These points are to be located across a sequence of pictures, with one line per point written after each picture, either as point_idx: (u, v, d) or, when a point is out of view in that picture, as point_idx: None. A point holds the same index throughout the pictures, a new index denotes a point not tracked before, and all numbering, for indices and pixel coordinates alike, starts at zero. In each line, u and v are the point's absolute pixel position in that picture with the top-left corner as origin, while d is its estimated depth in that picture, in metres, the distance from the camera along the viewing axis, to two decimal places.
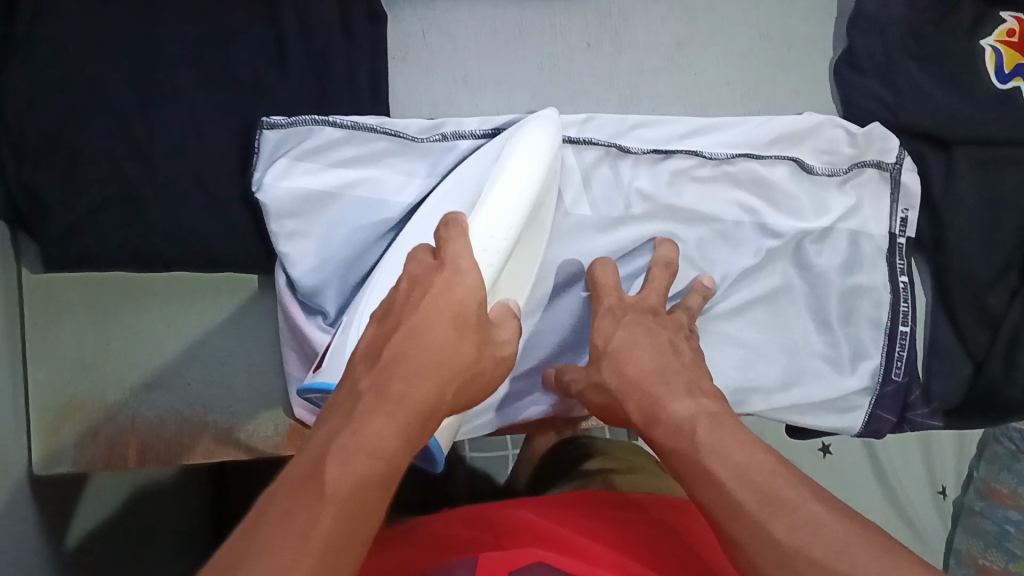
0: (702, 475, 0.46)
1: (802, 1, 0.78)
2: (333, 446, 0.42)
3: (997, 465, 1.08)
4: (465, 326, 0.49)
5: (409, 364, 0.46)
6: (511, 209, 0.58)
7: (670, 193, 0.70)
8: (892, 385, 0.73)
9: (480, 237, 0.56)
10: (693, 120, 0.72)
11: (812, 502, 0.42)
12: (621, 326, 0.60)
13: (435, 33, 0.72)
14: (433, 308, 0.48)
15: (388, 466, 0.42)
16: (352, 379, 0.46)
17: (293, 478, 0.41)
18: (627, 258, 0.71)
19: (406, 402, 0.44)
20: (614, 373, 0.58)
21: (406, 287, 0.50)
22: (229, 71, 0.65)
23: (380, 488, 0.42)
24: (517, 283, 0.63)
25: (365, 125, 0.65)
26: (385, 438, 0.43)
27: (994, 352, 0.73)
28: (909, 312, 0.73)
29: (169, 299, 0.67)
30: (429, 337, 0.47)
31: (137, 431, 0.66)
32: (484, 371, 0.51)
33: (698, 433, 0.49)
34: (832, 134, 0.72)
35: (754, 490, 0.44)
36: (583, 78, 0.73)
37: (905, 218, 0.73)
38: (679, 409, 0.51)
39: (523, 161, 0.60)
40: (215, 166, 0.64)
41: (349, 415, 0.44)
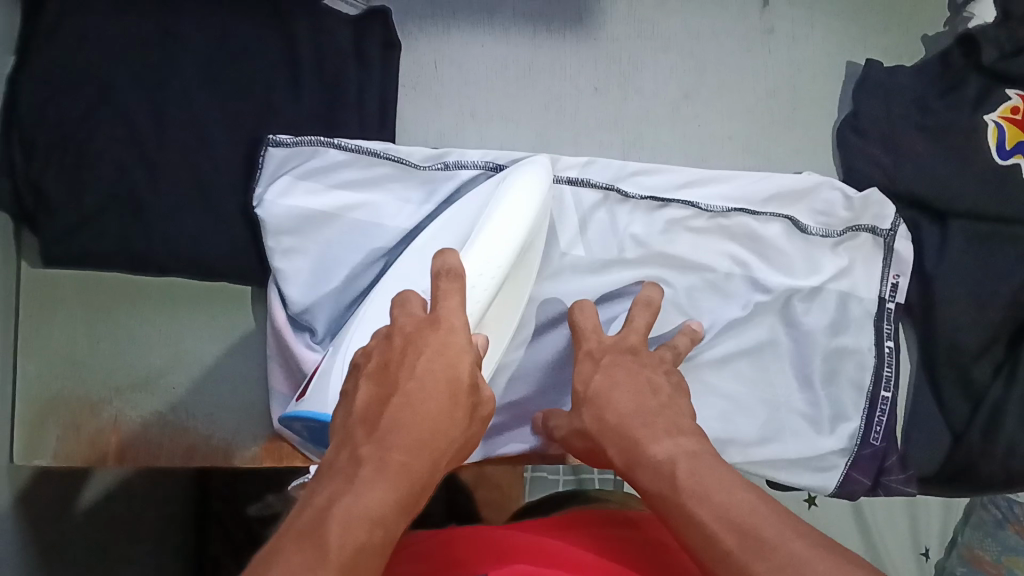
0: (680, 515, 0.45)
1: (812, 62, 0.79)
2: (334, 510, 0.41)
3: (981, 532, 1.08)
4: (461, 385, 0.49)
5: (406, 432, 0.46)
6: (503, 250, 0.60)
7: (663, 241, 0.71)
8: (870, 448, 0.73)
9: (471, 271, 0.59)
10: (691, 171, 0.73)
11: (794, 541, 0.40)
12: (600, 369, 0.60)
13: (448, 66, 0.73)
14: (430, 374, 0.48)
15: (386, 537, 0.42)
16: (350, 446, 0.46)
17: (292, 538, 0.40)
18: (612, 301, 0.71)
19: (403, 474, 0.44)
20: (595, 419, 0.57)
21: (399, 343, 0.51)
22: (241, 87, 0.67)
23: (378, 552, 0.41)
24: (501, 327, 0.63)
25: (370, 149, 0.66)
26: (385, 507, 0.42)
27: (974, 424, 0.73)
28: (891, 378, 0.74)
29: (166, 305, 0.69)
30: (425, 404, 0.47)
31: (120, 430, 0.67)
32: (469, 433, 0.52)
33: (680, 476, 0.47)
34: (829, 195, 0.74)
35: (738, 531, 0.42)
36: (588, 121, 0.75)
37: (895, 284, 0.74)
38: (655, 454, 0.50)
39: (517, 207, 0.62)
40: (219, 178, 0.65)
41: (350, 481, 0.43)
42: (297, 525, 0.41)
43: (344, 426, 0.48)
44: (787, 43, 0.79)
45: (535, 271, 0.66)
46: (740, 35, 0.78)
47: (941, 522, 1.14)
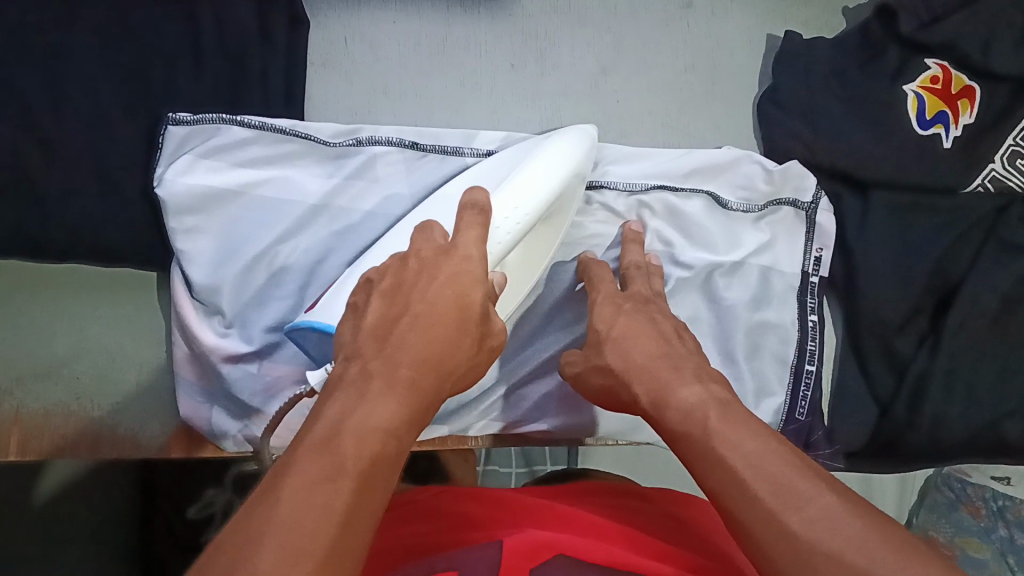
0: (710, 461, 0.45)
1: (732, 36, 0.78)
2: (349, 420, 0.40)
3: (935, 514, 1.08)
4: (473, 308, 0.50)
5: (416, 350, 0.46)
6: (535, 189, 0.60)
7: (585, 222, 0.71)
8: (795, 423, 0.73)
9: (501, 208, 0.59)
10: (614, 148, 0.72)
11: (827, 494, 0.40)
12: (622, 314, 0.60)
13: (359, 42, 0.72)
14: (442, 299, 0.49)
15: (399, 449, 0.42)
16: (360, 359, 0.45)
17: (310, 443, 0.39)
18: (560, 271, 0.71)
19: (414, 393, 0.44)
20: (619, 357, 0.57)
21: (415, 266, 0.51)
22: (141, 65, 0.65)
23: (392, 466, 0.41)
24: (524, 274, 0.65)
25: (274, 125, 0.65)
26: (400, 418, 0.42)
27: (899, 395, 0.73)
28: (816, 352, 0.73)
29: (68, 290, 0.66)
30: (434, 329, 0.47)
31: (22, 420, 0.65)
32: (480, 362, 0.52)
33: (711, 419, 0.47)
34: (749, 169, 0.73)
35: (772, 483, 0.42)
36: (504, 97, 0.74)
37: (819, 257, 0.73)
38: (689, 396, 0.50)
39: (553, 154, 0.63)
40: (119, 159, 0.64)
41: (363, 391, 0.43)
42: (313, 432, 0.40)
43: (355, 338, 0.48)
44: (707, 17, 0.78)
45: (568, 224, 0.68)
46: (659, 8, 0.77)
47: (896, 504, 1.12)
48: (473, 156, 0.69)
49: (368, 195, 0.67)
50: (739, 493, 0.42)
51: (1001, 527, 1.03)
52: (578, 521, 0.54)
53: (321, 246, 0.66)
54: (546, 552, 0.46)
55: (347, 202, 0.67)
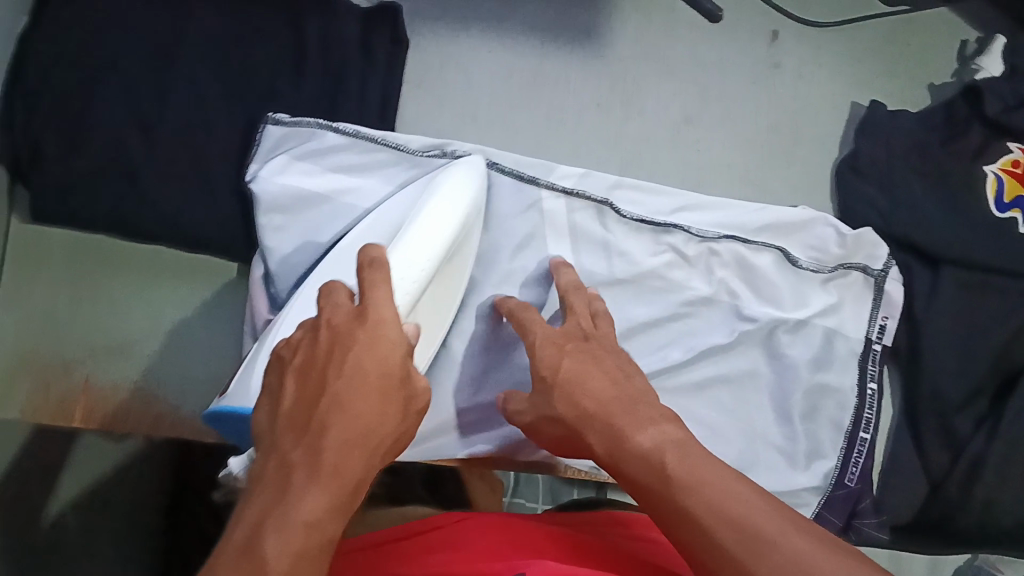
0: (672, 510, 0.43)
1: (817, 100, 0.80)
2: (269, 522, 0.37)
3: None
4: (394, 375, 0.44)
5: (344, 428, 0.41)
6: (430, 242, 0.58)
7: (655, 262, 0.72)
8: (844, 489, 0.72)
9: (399, 263, 0.55)
10: (689, 195, 0.73)
11: (797, 542, 0.39)
12: (566, 355, 0.57)
13: (453, 69, 0.74)
14: (359, 370, 0.43)
15: (327, 544, 0.38)
16: (278, 449, 0.41)
17: (228, 557, 0.36)
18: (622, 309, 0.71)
19: (340, 476, 0.40)
20: (568, 403, 0.54)
21: (325, 338, 0.44)
22: (247, 67, 0.67)
23: (319, 561, 0.37)
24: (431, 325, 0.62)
25: (367, 135, 0.67)
26: (324, 512, 0.38)
27: (953, 474, 0.72)
28: (871, 420, 0.73)
29: (153, 273, 0.69)
30: (353, 398, 0.42)
31: (89, 391, 0.67)
32: (399, 430, 0.45)
33: (666, 462, 0.45)
34: (823, 232, 0.73)
35: (734, 527, 0.40)
36: (587, 135, 0.75)
37: (883, 326, 0.74)
38: (644, 441, 0.47)
39: (443, 202, 0.60)
40: (216, 153, 0.66)
41: (286, 485, 0.38)
42: (232, 538, 0.37)
43: (272, 416, 0.43)
44: (793, 79, 0.79)
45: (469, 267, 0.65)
46: (747, 67, 0.79)
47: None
48: (549, 189, 0.70)
49: None
50: (709, 545, 0.41)
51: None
52: (606, 559, 0.50)
53: None
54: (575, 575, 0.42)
55: None
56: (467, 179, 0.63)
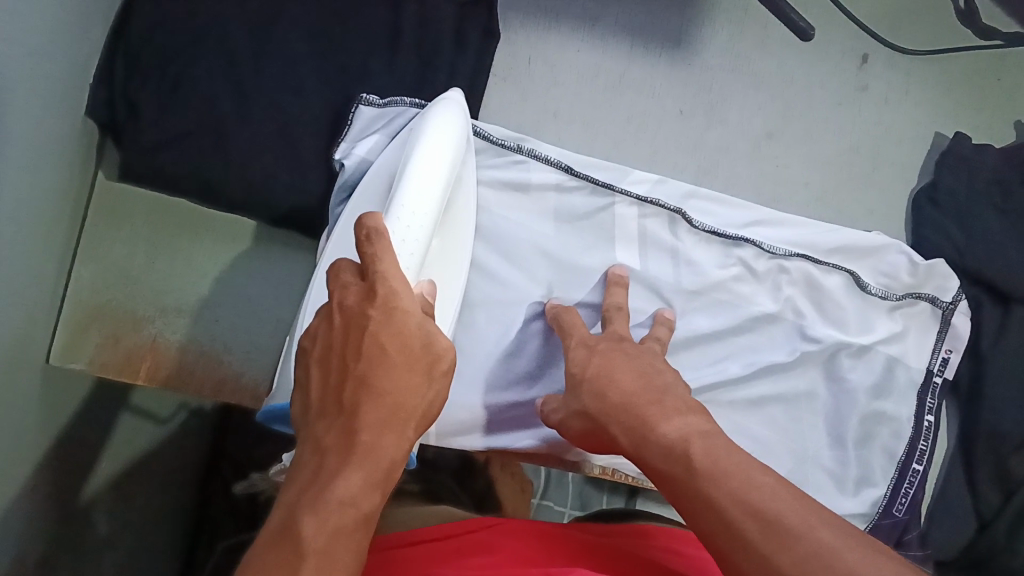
0: (699, 504, 0.41)
1: (900, 127, 0.80)
2: (302, 505, 0.36)
3: None
4: (415, 349, 0.41)
5: (373, 407, 0.40)
6: (430, 196, 0.53)
7: (722, 272, 0.72)
8: (891, 518, 0.72)
9: (399, 223, 0.50)
10: (763, 210, 0.73)
11: (819, 529, 0.37)
12: (594, 355, 0.59)
13: (541, 64, 0.76)
14: (376, 348, 0.41)
15: (363, 522, 0.37)
16: (313, 434, 0.40)
17: (270, 535, 0.36)
18: (687, 319, 0.71)
19: (372, 455, 0.39)
20: (596, 399, 0.55)
21: (339, 323, 0.42)
22: (343, 45, 0.69)
23: (354, 536, 0.37)
24: (448, 279, 0.59)
25: None
26: (359, 488, 0.37)
27: (1002, 514, 0.72)
28: (926, 452, 0.73)
29: (228, 241, 0.70)
30: (375, 375, 0.40)
31: (157, 349, 0.68)
32: (430, 398, 0.42)
33: (694, 455, 0.44)
34: (895, 259, 0.73)
35: (757, 517, 0.38)
36: (666, 140, 0.76)
37: (946, 359, 0.74)
38: (669, 431, 0.47)
39: (437, 145, 0.55)
40: (304, 127, 0.67)
41: (318, 469, 0.38)
42: (272, 522, 0.37)
43: (308, 395, 0.42)
44: (878, 103, 0.80)
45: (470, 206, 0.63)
46: (834, 87, 0.80)
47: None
48: (622, 195, 0.71)
49: (518, 207, 0.71)
50: (733, 540, 0.39)
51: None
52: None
53: None
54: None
55: (496, 209, 0.70)
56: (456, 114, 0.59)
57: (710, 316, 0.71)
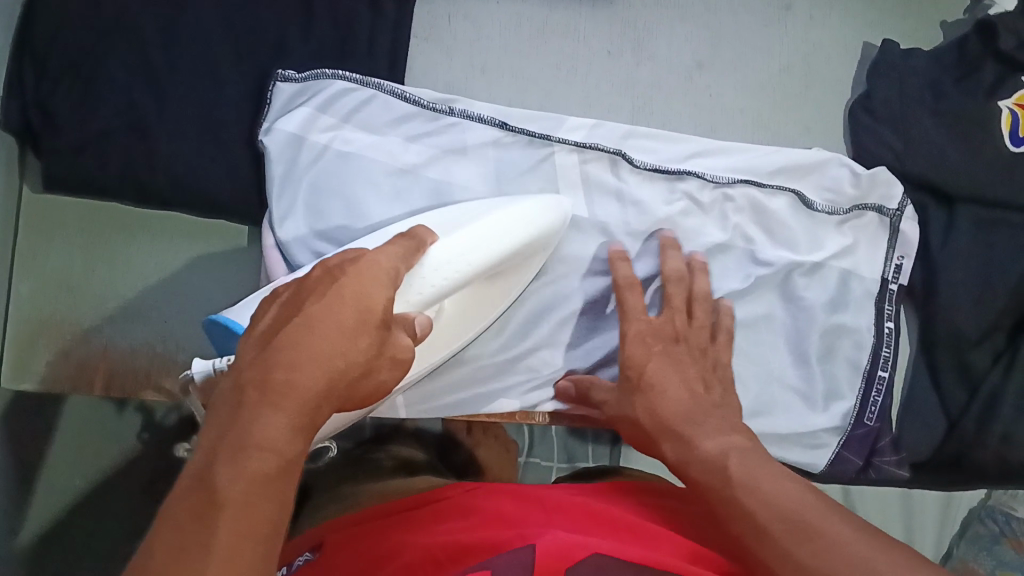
0: (734, 508, 0.49)
1: (827, 42, 0.80)
2: (219, 454, 0.39)
3: (976, 545, 0.99)
4: (371, 313, 0.44)
5: (306, 352, 0.42)
6: (457, 255, 0.58)
7: (670, 209, 0.72)
8: (863, 428, 0.73)
9: (437, 256, 0.57)
10: (700, 142, 0.74)
11: (839, 524, 0.45)
12: (651, 358, 0.64)
13: (461, 19, 0.74)
14: (329, 306, 0.43)
15: (286, 468, 0.39)
16: (237, 370, 0.42)
17: (188, 477, 0.39)
18: (639, 263, 0.72)
19: (293, 393, 0.41)
20: (647, 413, 0.61)
21: (298, 285, 0.46)
22: (256, 24, 0.67)
23: (273, 487, 0.39)
24: (455, 326, 0.64)
25: (382, 82, 0.69)
26: (281, 432, 0.39)
27: (969, 412, 0.72)
28: (889, 359, 0.73)
29: (166, 236, 0.69)
30: (299, 330, 0.42)
31: (109, 356, 0.67)
32: (375, 373, 0.45)
33: (731, 469, 0.52)
34: (836, 172, 0.74)
35: (784, 520, 0.46)
36: (597, 82, 0.76)
37: (899, 266, 0.74)
38: (706, 448, 0.55)
39: (503, 218, 0.63)
40: (227, 110, 0.66)
41: (237, 409, 0.40)
42: (191, 469, 0.39)
43: (247, 345, 0.44)
44: (804, 22, 0.80)
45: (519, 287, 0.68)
46: (759, 10, 0.79)
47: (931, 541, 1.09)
48: (560, 143, 0.72)
49: (459, 170, 0.70)
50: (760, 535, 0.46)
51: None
52: (616, 521, 0.53)
53: (407, 212, 0.68)
54: (581, 550, 0.46)
55: (438, 174, 0.70)
56: (552, 206, 0.66)
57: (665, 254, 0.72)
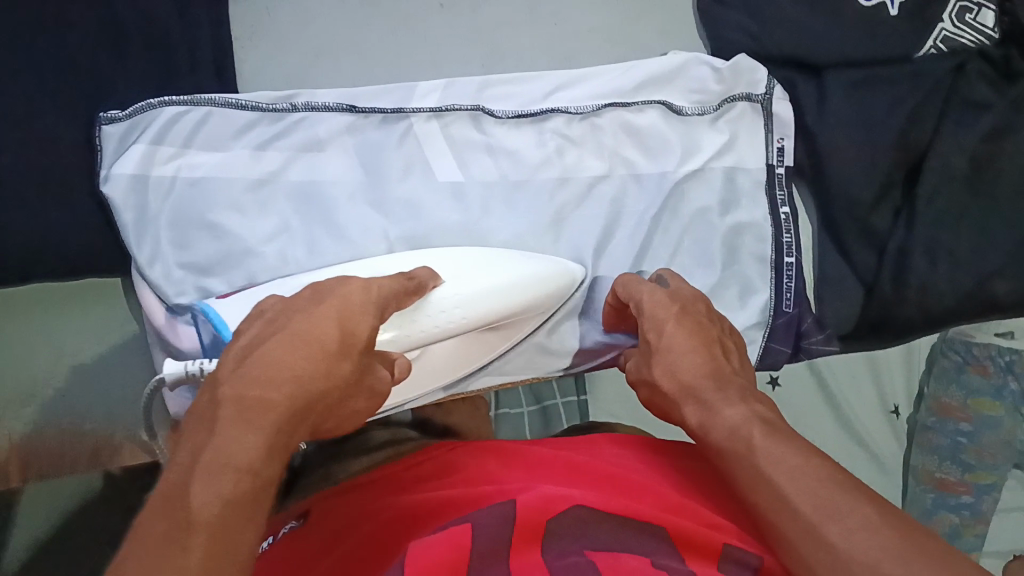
0: (756, 479, 0.45)
1: None
2: (199, 462, 0.39)
3: (944, 380, 1.03)
4: (352, 343, 0.50)
5: (282, 371, 0.45)
6: (460, 299, 0.64)
7: (549, 153, 0.71)
8: (784, 316, 0.73)
9: (435, 303, 0.63)
10: (557, 74, 0.73)
11: (867, 507, 0.41)
12: (674, 321, 0.59)
13: (280, 7, 0.71)
14: (305, 336, 0.47)
15: (261, 483, 0.41)
16: (214, 388, 0.44)
17: (165, 489, 0.39)
18: (524, 214, 0.71)
19: (267, 410, 0.43)
20: (668, 377, 0.56)
21: (271, 320, 0.50)
22: (64, 64, 0.62)
23: (251, 501, 0.40)
24: (448, 366, 0.68)
25: (216, 98, 0.66)
26: (258, 445, 0.41)
27: (882, 272, 0.72)
28: (793, 243, 0.73)
29: (64, 313, 0.69)
30: (283, 350, 0.46)
31: (18, 448, 0.70)
32: (349, 400, 0.51)
33: (755, 435, 0.47)
34: (698, 72, 0.73)
35: (811, 495, 0.42)
36: (440, 39, 0.73)
37: (781, 147, 0.73)
38: (731, 415, 0.49)
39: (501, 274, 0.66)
40: (62, 167, 0.63)
41: (215, 425, 0.41)
42: (168, 479, 0.39)
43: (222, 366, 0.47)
44: None
45: (510, 340, 0.70)
46: None
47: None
48: (415, 113, 0.69)
49: (319, 165, 0.68)
50: (787, 514, 0.43)
51: (1011, 381, 0.99)
52: (597, 473, 0.57)
53: (278, 222, 0.67)
54: (563, 503, 0.51)
55: (300, 174, 0.67)
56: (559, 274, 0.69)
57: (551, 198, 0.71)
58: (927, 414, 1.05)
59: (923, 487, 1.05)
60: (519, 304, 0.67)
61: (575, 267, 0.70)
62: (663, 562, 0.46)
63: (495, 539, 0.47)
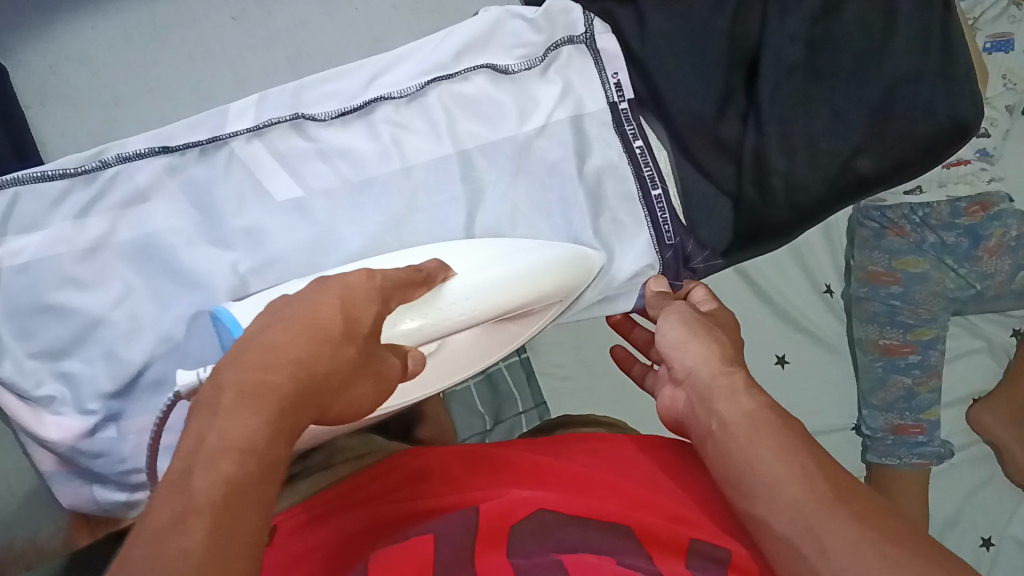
0: (752, 481, 0.44)
1: None
2: (199, 453, 0.34)
3: (865, 249, 1.05)
4: (360, 328, 0.42)
5: (285, 352, 0.38)
6: (480, 287, 0.60)
7: (390, 144, 0.68)
8: (670, 249, 0.73)
9: (455, 292, 0.58)
10: (371, 62, 0.71)
11: (867, 531, 0.39)
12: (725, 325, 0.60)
13: (67, 66, 0.70)
14: (312, 314, 0.40)
15: (266, 471, 0.35)
16: (218, 368, 0.38)
17: (163, 484, 0.33)
18: (379, 210, 0.68)
19: (273, 396, 0.36)
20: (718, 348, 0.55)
21: (276, 306, 0.42)
22: None
23: (257, 487, 0.34)
24: (458, 360, 0.65)
25: (22, 175, 0.62)
26: (260, 435, 0.35)
27: (743, 181, 0.71)
28: (655, 174, 0.72)
29: None
30: (282, 334, 0.39)
31: None
32: (359, 393, 0.43)
33: (775, 422, 0.46)
34: (512, 26, 0.72)
35: (826, 492, 0.41)
36: (241, 51, 0.72)
37: (617, 82, 0.72)
38: (745, 403, 0.48)
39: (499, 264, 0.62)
40: None
41: (216, 408, 0.35)
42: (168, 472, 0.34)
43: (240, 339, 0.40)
44: None
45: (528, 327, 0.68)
46: None
47: (831, 254, 1.11)
48: (233, 137, 0.66)
49: (148, 216, 0.65)
50: (771, 495, 0.43)
51: (928, 235, 1.03)
52: (564, 471, 0.54)
53: (120, 286, 0.64)
54: (524, 506, 0.49)
55: (130, 232, 0.64)
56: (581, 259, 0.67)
57: (411, 190, 0.68)
58: (859, 286, 1.06)
59: (870, 355, 1.05)
60: (538, 292, 0.64)
61: (591, 251, 0.69)
62: (627, 561, 0.44)
63: (459, 546, 0.45)
